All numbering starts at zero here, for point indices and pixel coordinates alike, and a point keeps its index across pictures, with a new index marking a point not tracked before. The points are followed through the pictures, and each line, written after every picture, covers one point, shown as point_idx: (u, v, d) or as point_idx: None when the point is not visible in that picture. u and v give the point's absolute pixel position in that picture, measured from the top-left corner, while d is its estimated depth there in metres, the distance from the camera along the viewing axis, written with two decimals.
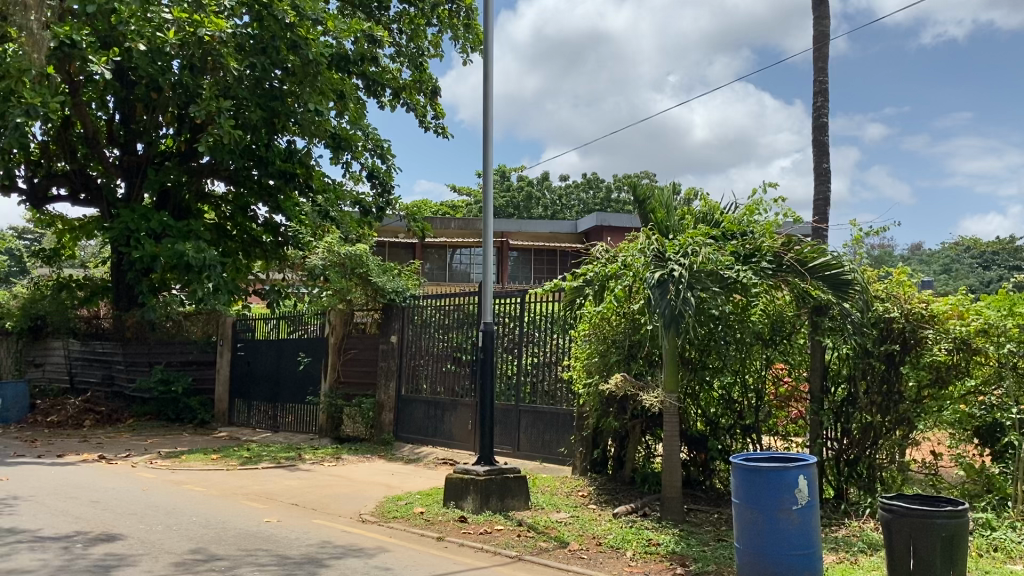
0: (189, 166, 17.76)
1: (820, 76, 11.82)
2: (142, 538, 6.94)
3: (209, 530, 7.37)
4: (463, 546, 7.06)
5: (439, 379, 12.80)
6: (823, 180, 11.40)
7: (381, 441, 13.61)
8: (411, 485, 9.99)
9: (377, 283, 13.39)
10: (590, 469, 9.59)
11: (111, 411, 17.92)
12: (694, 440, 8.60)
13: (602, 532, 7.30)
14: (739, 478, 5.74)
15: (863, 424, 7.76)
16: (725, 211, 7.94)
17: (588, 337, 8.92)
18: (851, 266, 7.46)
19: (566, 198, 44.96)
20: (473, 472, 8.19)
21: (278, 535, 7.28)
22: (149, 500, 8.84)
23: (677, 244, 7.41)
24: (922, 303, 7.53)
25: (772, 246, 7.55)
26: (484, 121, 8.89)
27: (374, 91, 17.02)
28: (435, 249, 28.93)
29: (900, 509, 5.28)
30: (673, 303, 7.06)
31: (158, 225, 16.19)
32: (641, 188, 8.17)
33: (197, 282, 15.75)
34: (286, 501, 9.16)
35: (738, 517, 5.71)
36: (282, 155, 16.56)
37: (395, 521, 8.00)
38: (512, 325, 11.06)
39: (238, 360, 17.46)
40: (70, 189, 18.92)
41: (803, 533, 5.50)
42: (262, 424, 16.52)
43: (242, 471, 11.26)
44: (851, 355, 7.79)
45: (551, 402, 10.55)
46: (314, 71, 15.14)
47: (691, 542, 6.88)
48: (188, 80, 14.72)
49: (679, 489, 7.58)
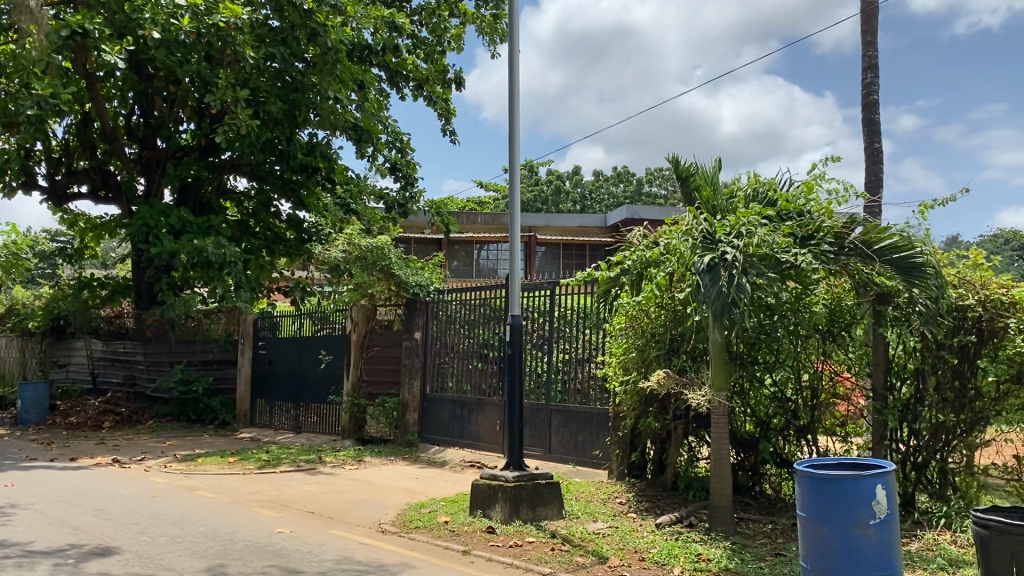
0: (210, 162, 17.32)
1: (869, 51, 11.00)
2: (142, 552, 6.37)
3: (216, 543, 6.79)
4: (491, 562, 6.41)
5: (465, 377, 12.18)
6: (874, 162, 10.72)
7: (405, 442, 12.98)
8: (436, 490, 9.36)
9: (400, 277, 12.93)
10: (628, 474, 8.90)
11: (131, 412, 17.51)
12: (744, 442, 7.90)
13: (644, 545, 6.60)
14: (805, 488, 5.04)
15: (934, 424, 7.02)
16: (781, 188, 7.25)
17: (624, 331, 8.24)
18: (923, 247, 6.67)
19: (596, 192, 44.27)
20: (502, 478, 7.52)
21: (290, 549, 6.69)
22: (156, 508, 8.30)
23: (728, 225, 6.73)
24: (1001, 289, 6.74)
25: (833, 226, 6.89)
26: (512, 102, 8.23)
27: (397, 83, 16.45)
28: (462, 246, 28.38)
29: (999, 525, 4.55)
30: (724, 289, 6.33)
31: (177, 221, 15.67)
32: (682, 163, 7.54)
33: (218, 279, 15.27)
34: (302, 508, 8.59)
35: (804, 532, 5.01)
36: (303, 149, 15.92)
37: (416, 532, 7.38)
38: (541, 321, 10.42)
39: (259, 359, 16.97)
40: (90, 186, 18.50)
41: (882, 553, 4.76)
42: (286, 425, 15.97)
43: (257, 475, 10.69)
44: (919, 348, 7.06)
45: (584, 401, 9.86)
46: (333, 59, 14.43)
47: (746, 558, 6.17)
48: (206, 71, 14.16)
49: (729, 497, 6.86)
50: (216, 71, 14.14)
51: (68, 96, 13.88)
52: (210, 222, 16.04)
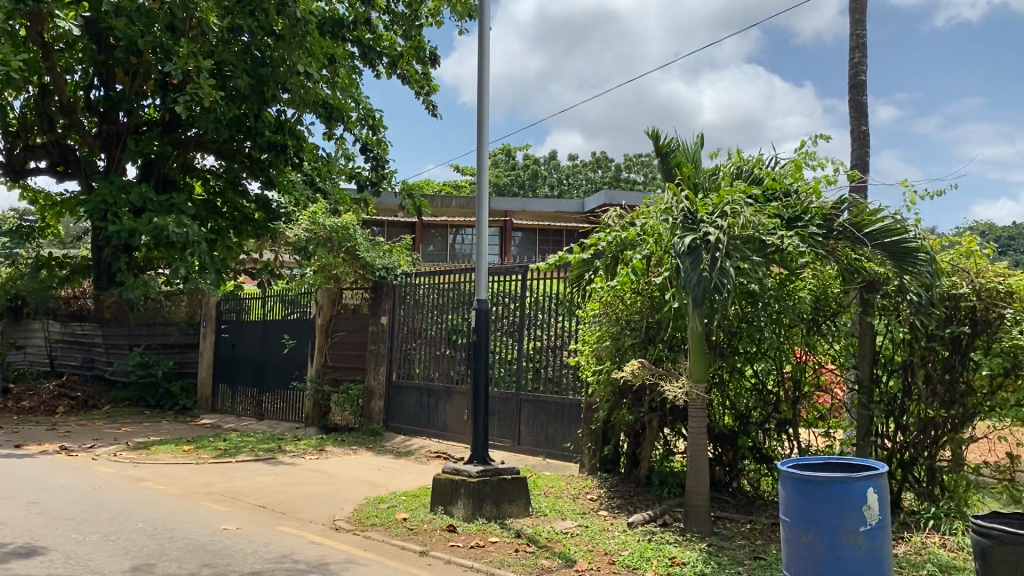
0: (174, 138, 16.62)
1: (857, 29, 10.53)
2: (68, 552, 5.83)
3: (153, 541, 6.25)
4: (450, 565, 5.94)
5: (433, 363, 11.69)
6: (860, 145, 10.36)
7: (370, 431, 12.51)
8: (398, 483, 8.88)
9: (366, 259, 12.33)
10: (599, 468, 8.47)
11: (87, 396, 16.88)
12: (722, 436, 7.51)
13: (615, 547, 6.16)
14: (789, 490, 4.61)
15: (922, 419, 6.63)
16: (767, 167, 6.84)
17: (598, 318, 7.76)
18: (917, 232, 6.28)
19: (573, 178, 43.76)
20: (465, 472, 7.06)
21: (232, 548, 6.17)
22: (97, 501, 7.76)
23: (711, 204, 6.29)
24: (997, 277, 6.34)
25: (821, 208, 6.52)
26: (482, 75, 7.71)
27: (370, 60, 15.79)
28: (437, 229, 27.79)
29: (1001, 534, 4.18)
30: (705, 273, 5.86)
31: (138, 198, 14.95)
32: (662, 139, 7.09)
33: (179, 259, 14.60)
34: (251, 502, 8.07)
35: (788, 539, 4.59)
36: (271, 126, 15.05)
37: (372, 530, 6.89)
38: (511, 307, 9.95)
39: (221, 343, 16.40)
40: (49, 162, 17.67)
41: (873, 562, 4.35)
42: (247, 411, 15.43)
43: (212, 466, 10.16)
44: (907, 339, 6.67)
45: (556, 390, 9.42)
46: (303, 31, 13.36)
47: (722, 562, 5.75)
48: (168, 41, 13.33)
49: (706, 496, 6.44)
50: (178, 40, 13.37)
51: (20, 64, 13.04)
52: (173, 200, 15.36)
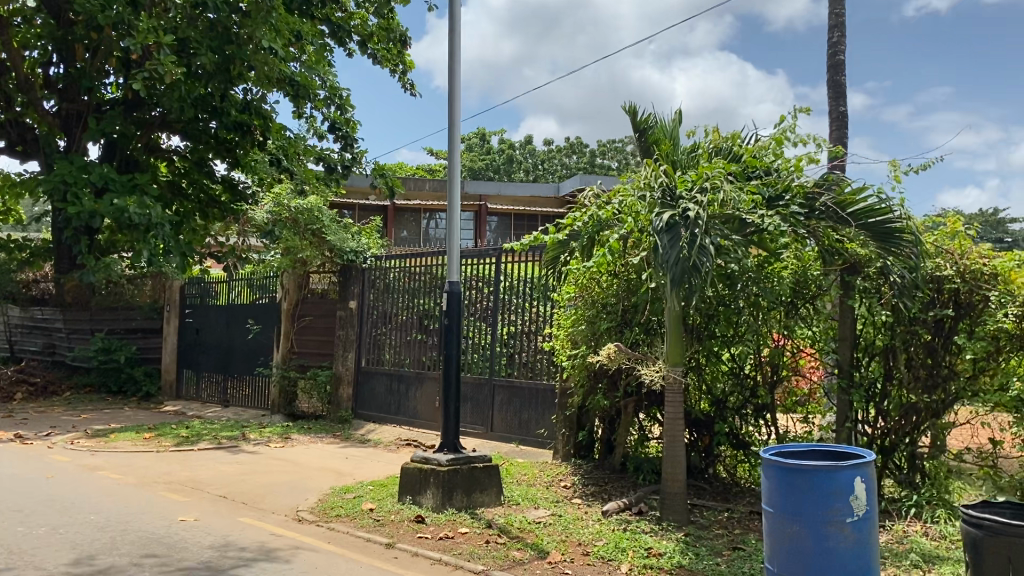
0: (136, 118, 15.79)
1: (836, 7, 10.33)
2: (11, 547, 5.49)
3: (104, 534, 5.92)
4: (416, 558, 5.67)
5: (404, 348, 11.41)
6: (839, 126, 10.21)
7: (338, 419, 12.19)
8: (366, 472, 8.61)
9: (334, 242, 11.88)
10: (574, 454, 8.25)
11: (46, 382, 16.37)
12: (698, 422, 7.34)
13: (589, 538, 5.94)
14: (773, 480, 4.40)
15: (904, 405, 6.48)
16: (746, 143, 6.61)
17: (573, 302, 7.57)
18: (900, 212, 6.11)
19: (549, 162, 43.44)
20: (434, 462, 6.79)
21: (187, 540, 5.86)
22: (48, 492, 7.39)
23: (690, 180, 6.06)
24: (982, 259, 6.15)
25: (803, 186, 6.30)
26: (454, 51, 7.41)
27: (339, 37, 15.38)
28: (410, 213, 27.37)
29: (994, 525, 4.01)
30: (684, 250, 5.64)
31: (99, 178, 14.38)
32: (640, 114, 6.82)
33: (142, 242, 14.00)
34: (212, 492, 7.76)
35: (771, 529, 4.39)
36: (237, 106, 14.52)
37: (337, 521, 6.61)
38: (484, 291, 9.68)
39: (186, 329, 15.99)
40: (7, 141, 17.00)
41: (859, 555, 4.16)
42: (212, 398, 15.05)
43: (173, 454, 9.79)
44: (889, 322, 6.51)
45: (529, 375, 9.19)
46: (268, 6, 12.87)
47: (700, 553, 5.54)
48: (128, 15, 12.77)
49: (683, 483, 6.24)
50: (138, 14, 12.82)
51: None
52: (135, 180, 14.83)
